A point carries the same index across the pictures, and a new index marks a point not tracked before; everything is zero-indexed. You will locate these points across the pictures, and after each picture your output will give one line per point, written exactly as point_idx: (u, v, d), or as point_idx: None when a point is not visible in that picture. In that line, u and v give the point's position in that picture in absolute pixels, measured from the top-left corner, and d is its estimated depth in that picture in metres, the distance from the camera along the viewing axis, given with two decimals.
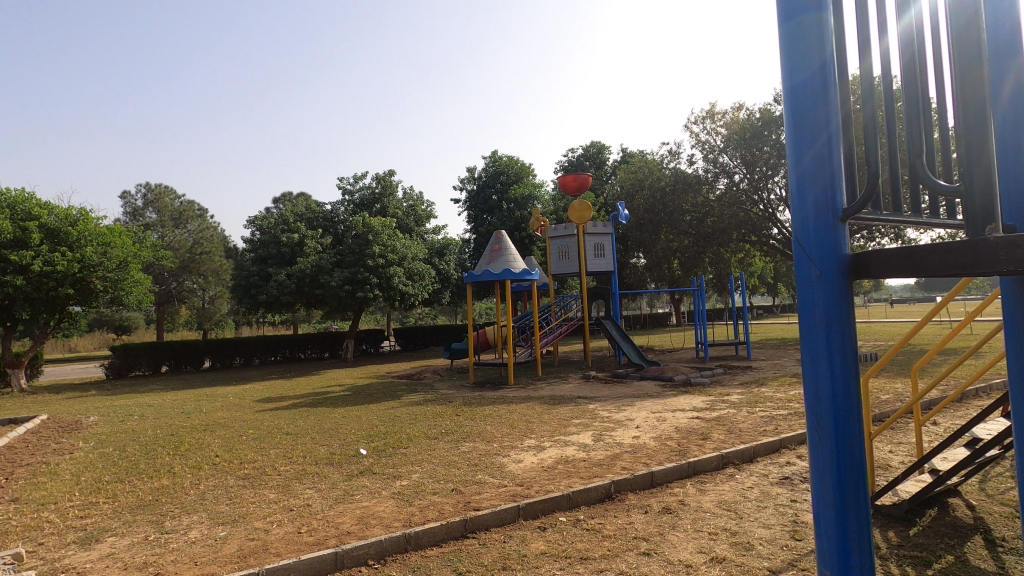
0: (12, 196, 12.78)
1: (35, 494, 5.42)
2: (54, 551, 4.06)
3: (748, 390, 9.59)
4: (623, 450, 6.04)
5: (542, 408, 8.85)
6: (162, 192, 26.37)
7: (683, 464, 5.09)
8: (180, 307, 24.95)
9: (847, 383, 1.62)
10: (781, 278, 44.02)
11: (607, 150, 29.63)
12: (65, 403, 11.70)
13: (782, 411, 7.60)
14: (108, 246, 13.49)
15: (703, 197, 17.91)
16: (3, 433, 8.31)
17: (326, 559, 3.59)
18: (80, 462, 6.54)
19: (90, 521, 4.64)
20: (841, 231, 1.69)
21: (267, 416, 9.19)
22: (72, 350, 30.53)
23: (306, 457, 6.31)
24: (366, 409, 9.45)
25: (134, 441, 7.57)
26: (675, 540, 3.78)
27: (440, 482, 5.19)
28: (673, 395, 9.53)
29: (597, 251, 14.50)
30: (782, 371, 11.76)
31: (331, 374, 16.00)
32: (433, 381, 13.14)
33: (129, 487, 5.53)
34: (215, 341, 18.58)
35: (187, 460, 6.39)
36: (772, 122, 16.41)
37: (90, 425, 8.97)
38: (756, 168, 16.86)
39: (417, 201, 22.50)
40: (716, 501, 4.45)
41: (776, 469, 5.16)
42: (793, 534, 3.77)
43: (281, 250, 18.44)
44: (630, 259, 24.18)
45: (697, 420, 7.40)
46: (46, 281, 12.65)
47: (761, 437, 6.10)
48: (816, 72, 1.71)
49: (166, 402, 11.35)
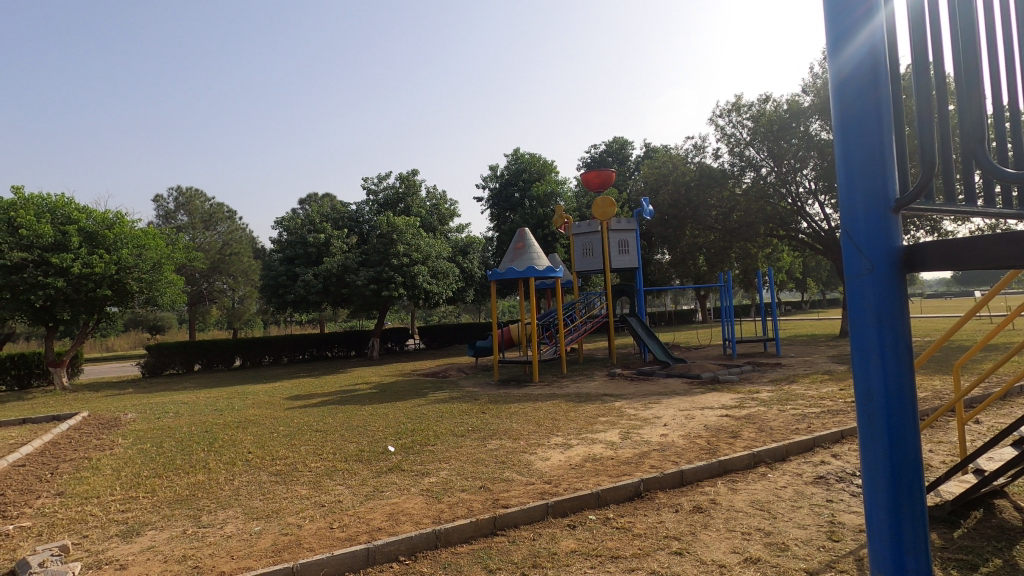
0: (53, 200, 13.23)
1: (79, 487, 5.63)
2: (98, 544, 4.19)
3: (778, 387, 9.39)
4: (652, 449, 5.97)
5: (568, 406, 8.82)
6: (193, 196, 26.73)
7: (713, 463, 5.01)
8: (211, 307, 25.61)
9: (900, 379, 1.57)
10: (809, 274, 43.10)
11: (630, 146, 29.42)
12: (104, 401, 12.09)
13: (814, 410, 7.40)
14: (143, 249, 13.97)
15: (729, 191, 17.58)
16: (48, 429, 8.65)
17: (359, 554, 3.63)
18: (120, 458, 6.75)
19: (130, 514, 4.78)
20: (894, 223, 1.62)
21: (296, 414, 9.35)
22: (109, 349, 31.70)
23: (336, 454, 6.40)
24: (393, 406, 9.54)
25: (170, 438, 7.79)
26: (708, 539, 3.72)
27: (469, 479, 5.21)
28: (701, 393, 9.41)
29: (621, 248, 14.38)
30: (814, 368, 11.47)
31: (358, 372, 16.20)
32: (458, 378, 13.20)
33: (167, 482, 5.69)
34: (245, 340, 19.01)
35: (222, 456, 6.57)
36: (800, 114, 16.08)
37: (128, 422, 9.28)
38: (784, 160, 16.52)
39: (441, 200, 22.63)
40: (748, 501, 4.36)
41: (810, 468, 5.05)
42: (830, 535, 3.68)
43: (307, 250, 18.67)
44: (654, 256, 23.98)
45: (727, 418, 7.28)
46: (85, 282, 13.07)
47: (792, 436, 5.98)
48: (864, 51, 1.66)
49: (199, 400, 11.62)
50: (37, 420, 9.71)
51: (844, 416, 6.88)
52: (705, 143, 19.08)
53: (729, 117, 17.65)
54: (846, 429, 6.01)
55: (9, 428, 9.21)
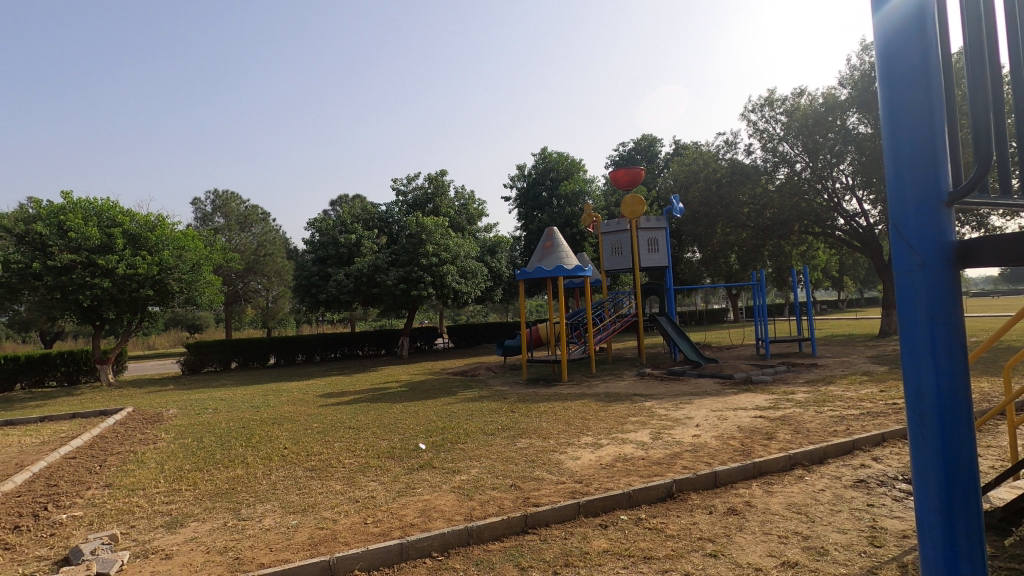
0: (100, 204, 13.78)
1: (126, 479, 5.87)
2: (144, 534, 4.36)
3: (814, 388, 9.16)
4: (684, 449, 5.90)
5: (598, 405, 8.76)
6: (229, 198, 27.37)
7: (748, 465, 4.92)
8: (246, 307, 26.35)
9: (953, 378, 1.51)
10: (846, 272, 41.89)
11: (659, 143, 29.09)
12: (146, 397, 12.55)
13: (853, 411, 7.20)
14: (183, 250, 14.50)
15: (762, 187, 17.20)
16: (96, 424, 9.02)
17: (393, 550, 3.68)
18: (163, 452, 7.00)
19: (174, 506, 4.95)
20: (946, 216, 1.56)
21: (329, 411, 9.54)
22: (151, 347, 32.95)
23: (368, 451, 6.52)
24: (423, 405, 9.64)
25: (209, 433, 8.04)
26: (743, 542, 3.66)
27: (499, 477, 5.23)
28: (734, 393, 9.24)
29: (651, 247, 14.19)
30: (852, 369, 11.13)
31: (388, 370, 16.43)
32: (487, 377, 13.24)
33: (208, 476, 5.88)
34: (279, 339, 19.50)
35: (259, 452, 6.75)
36: (837, 107, 15.63)
37: (170, 417, 9.60)
38: (820, 155, 16.10)
39: (469, 200, 22.76)
40: (785, 503, 4.27)
41: (849, 471, 4.91)
42: (871, 540, 3.57)
43: (339, 251, 19.03)
44: (685, 254, 23.68)
45: (761, 419, 7.13)
46: (129, 283, 13.58)
47: (831, 438, 5.82)
48: (917, 40, 1.60)
49: (236, 397, 11.95)
50: (85, 414, 10.15)
51: (885, 418, 6.67)
52: (736, 139, 18.73)
53: (761, 112, 17.29)
54: (887, 431, 5.83)
55: (59, 422, 9.64)
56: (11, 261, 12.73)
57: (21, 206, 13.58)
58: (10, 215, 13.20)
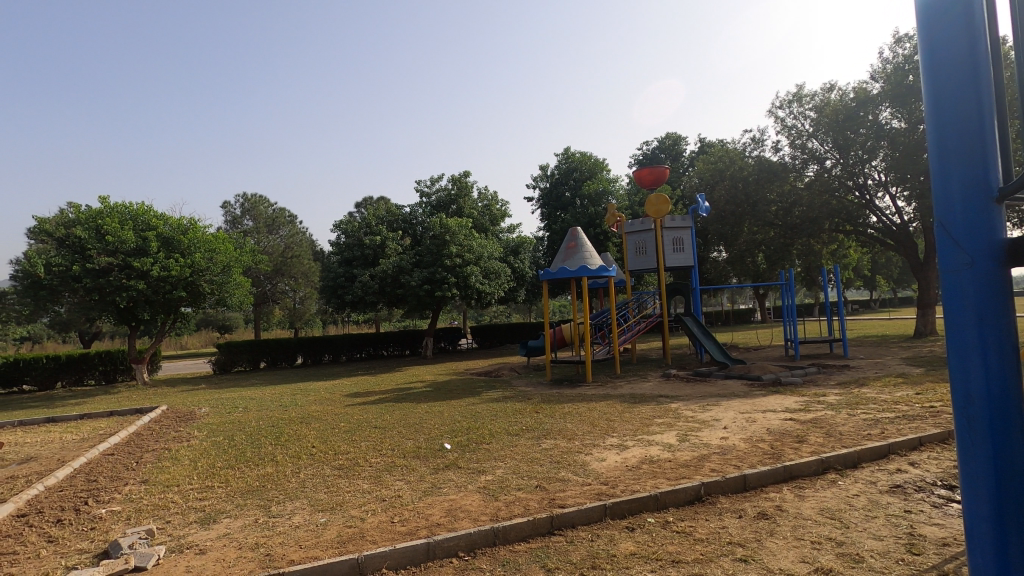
0: (135, 209, 14.21)
1: (161, 476, 6.03)
2: (179, 529, 4.47)
3: (846, 390, 8.92)
4: (712, 452, 5.81)
5: (623, 407, 8.69)
6: (257, 201, 27.83)
7: (778, 468, 4.82)
8: (275, 308, 26.90)
9: (1006, 382, 1.45)
10: (879, 271, 40.79)
11: (684, 141, 28.77)
12: (180, 396, 12.87)
13: (888, 414, 6.99)
14: (214, 252, 14.84)
15: (790, 185, 16.85)
16: (132, 422, 9.29)
17: (419, 549, 3.71)
18: (196, 449, 7.19)
19: (207, 503, 5.07)
20: (996, 213, 1.50)
21: (356, 410, 9.66)
22: (184, 347, 33.95)
23: (395, 450, 6.59)
24: (448, 405, 9.68)
25: (240, 431, 8.23)
26: (775, 547, 3.58)
27: (524, 478, 5.23)
28: (762, 395, 9.06)
29: (676, 246, 13.99)
30: (886, 371, 10.82)
31: (413, 371, 16.55)
32: (511, 378, 13.23)
33: (239, 473, 6.01)
34: (306, 339, 19.85)
35: (288, 450, 6.87)
36: (868, 102, 15.20)
37: (202, 416, 9.84)
38: (851, 151, 15.69)
39: (492, 200, 22.82)
40: (817, 508, 4.17)
41: (885, 476, 4.77)
42: (909, 547, 3.46)
43: (364, 252, 19.25)
44: (710, 254, 23.35)
45: (791, 422, 6.98)
46: (163, 285, 13.96)
47: (864, 442, 5.66)
48: (962, 31, 1.55)
49: (265, 396, 12.19)
50: (122, 412, 10.49)
51: (921, 421, 6.47)
52: (764, 136, 18.40)
53: (790, 108, 16.95)
54: (924, 435, 5.65)
55: (98, 420, 9.97)
56: (53, 264, 13.19)
57: (61, 211, 14.07)
58: (51, 219, 13.69)
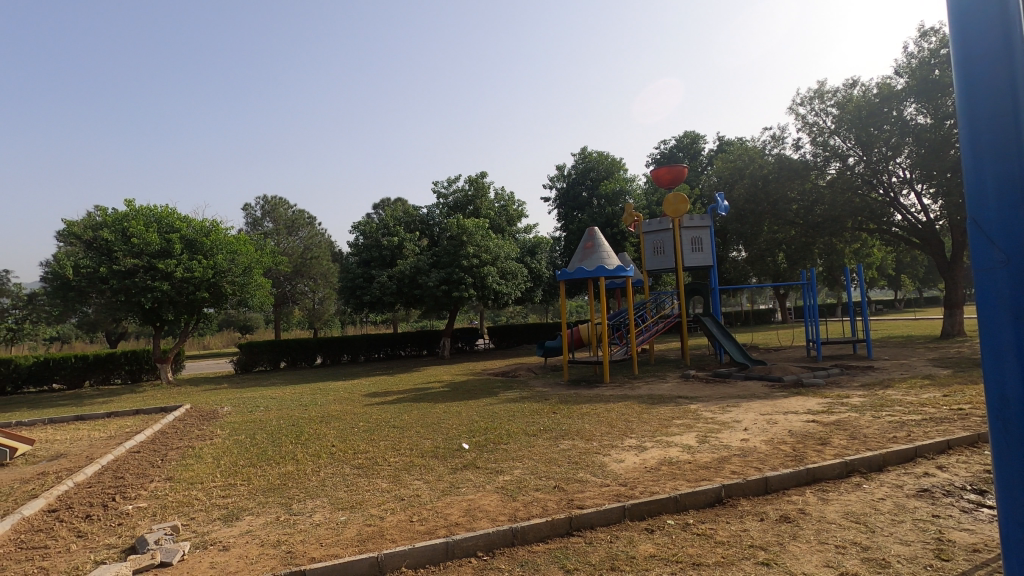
0: (159, 211, 14.52)
1: (185, 473, 6.15)
2: (203, 526, 4.55)
3: (871, 392, 8.74)
4: (732, 454, 5.74)
5: (641, 407, 8.63)
6: (277, 203, 28.12)
7: (801, 471, 4.75)
8: (294, 308, 27.25)
9: None
10: (904, 269, 39.91)
11: (702, 140, 28.48)
12: (202, 395, 13.08)
13: (914, 417, 6.83)
14: (235, 254, 15.09)
15: (812, 182, 16.56)
16: (157, 421, 9.47)
17: (438, 548, 3.73)
18: (219, 448, 7.32)
19: (230, 500, 5.15)
20: None
21: (374, 410, 9.74)
22: (206, 347, 34.61)
23: (413, 450, 6.62)
24: (465, 405, 9.72)
25: (261, 430, 8.36)
26: (798, 551, 3.52)
27: (543, 479, 5.22)
28: (784, 396, 8.92)
29: (694, 245, 13.85)
30: (912, 372, 10.57)
31: (430, 371, 16.62)
32: (528, 378, 13.21)
33: (261, 471, 6.10)
34: (325, 339, 20.06)
35: (308, 449, 6.95)
36: (892, 97, 14.86)
37: (224, 414, 10.02)
38: (874, 148, 15.35)
39: (509, 201, 22.83)
40: (842, 512, 4.09)
41: (912, 480, 4.67)
42: (938, 553, 3.38)
43: (382, 253, 19.41)
44: (730, 253, 23.08)
45: (814, 424, 6.86)
46: (186, 286, 14.22)
47: (890, 445, 5.55)
48: (995, 62, 1.72)
49: (285, 396, 12.35)
50: (147, 411, 10.71)
51: (949, 424, 6.32)
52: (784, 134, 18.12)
53: (811, 105, 16.68)
54: (952, 438, 5.51)
55: (124, 418, 10.19)
56: (81, 266, 13.52)
57: (89, 214, 14.42)
58: (79, 222, 14.04)
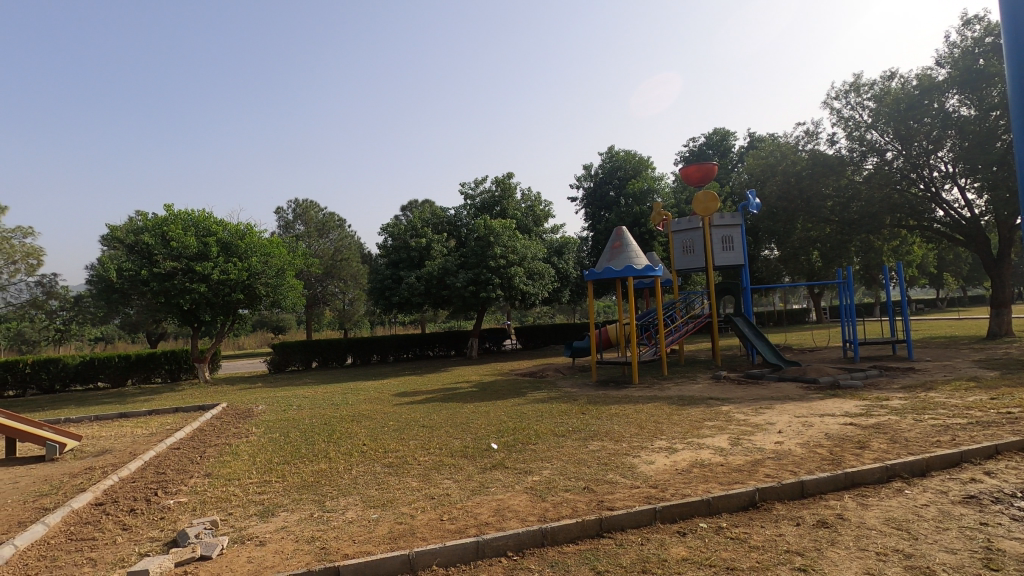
0: (197, 216, 14.99)
1: (223, 470, 6.33)
2: (241, 521, 4.67)
3: (912, 395, 8.42)
4: (766, 456, 5.62)
5: (672, 409, 8.52)
6: (308, 206, 28.63)
7: (839, 475, 4.61)
8: (325, 309, 27.76)
9: None
10: (947, 267, 38.41)
11: (732, 136, 27.97)
12: (237, 394, 13.39)
13: (959, 420, 6.57)
14: (269, 256, 15.45)
15: (848, 178, 16.10)
16: (195, 418, 9.77)
17: (469, 547, 3.75)
18: (255, 445, 7.52)
19: (266, 497, 5.27)
20: None
21: (403, 410, 9.86)
22: (241, 347, 35.57)
23: (443, 449, 6.69)
24: (493, 405, 9.73)
25: (295, 429, 8.54)
26: (836, 557, 3.42)
27: (572, 480, 5.19)
28: (820, 398, 8.68)
29: (725, 244, 13.59)
30: (956, 374, 10.16)
31: (458, 371, 16.68)
32: (556, 379, 13.17)
33: (295, 469, 6.24)
34: (355, 340, 20.34)
35: (340, 447, 7.07)
36: (933, 89, 14.29)
37: (259, 413, 10.28)
38: (914, 143, 14.81)
39: (536, 201, 22.82)
40: (883, 518, 3.96)
41: (957, 485, 4.50)
42: (986, 563, 3.24)
43: (411, 254, 19.62)
44: (762, 252, 22.60)
45: (851, 427, 6.66)
46: (222, 288, 14.64)
47: (933, 449, 5.35)
48: None
49: (318, 395, 12.60)
50: (186, 409, 11.05)
51: (997, 428, 6.05)
52: (818, 129, 17.69)
53: (846, 99, 16.23)
54: (1001, 443, 5.28)
55: (164, 416, 10.55)
56: (124, 269, 14.01)
57: (131, 219, 14.98)
58: (122, 227, 14.60)
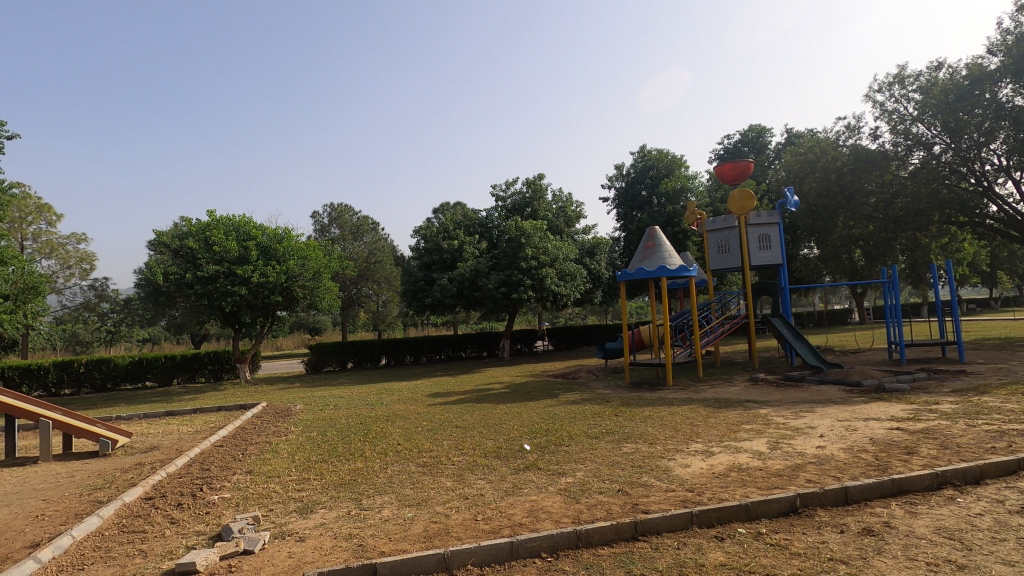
0: (237, 220, 15.49)
1: (264, 467, 6.51)
2: (281, 517, 4.80)
3: (964, 399, 8.04)
4: (807, 461, 5.45)
5: (707, 412, 8.35)
6: (343, 210, 29.20)
7: (885, 481, 4.44)
8: (359, 311, 28.26)
9: None
10: (1000, 266, 36.60)
11: (769, 133, 27.29)
12: (276, 394, 13.73)
13: (1016, 426, 6.25)
14: (306, 260, 15.80)
15: (892, 174, 15.49)
16: (237, 416, 10.11)
17: (503, 547, 3.77)
18: (294, 444, 7.71)
19: (305, 494, 5.41)
20: None
21: (436, 410, 9.95)
22: (279, 348, 36.54)
23: (476, 449, 6.73)
24: (525, 406, 9.73)
25: (332, 428, 8.72)
26: (883, 566, 3.30)
27: (606, 482, 5.15)
28: (863, 402, 8.37)
29: (762, 243, 13.26)
30: (1012, 377, 9.64)
31: (490, 372, 16.73)
32: (589, 381, 13.08)
33: (332, 467, 6.37)
34: (389, 340, 20.63)
35: (375, 447, 7.19)
36: (985, 78, 13.62)
37: (297, 412, 10.53)
38: (963, 135, 14.15)
39: (567, 202, 22.75)
40: (933, 527, 3.80)
41: (1014, 495, 4.27)
42: None
43: (443, 257, 19.81)
44: (801, 251, 21.97)
45: (898, 432, 6.40)
46: (262, 290, 15.08)
47: (988, 455, 5.10)
48: None
49: (353, 395, 12.83)
50: (228, 408, 11.41)
51: None
52: (860, 124, 17.10)
53: (890, 91, 15.64)
54: None
55: (208, 414, 10.93)
56: (169, 272, 14.63)
57: (176, 225, 15.61)
58: (168, 232, 15.24)
